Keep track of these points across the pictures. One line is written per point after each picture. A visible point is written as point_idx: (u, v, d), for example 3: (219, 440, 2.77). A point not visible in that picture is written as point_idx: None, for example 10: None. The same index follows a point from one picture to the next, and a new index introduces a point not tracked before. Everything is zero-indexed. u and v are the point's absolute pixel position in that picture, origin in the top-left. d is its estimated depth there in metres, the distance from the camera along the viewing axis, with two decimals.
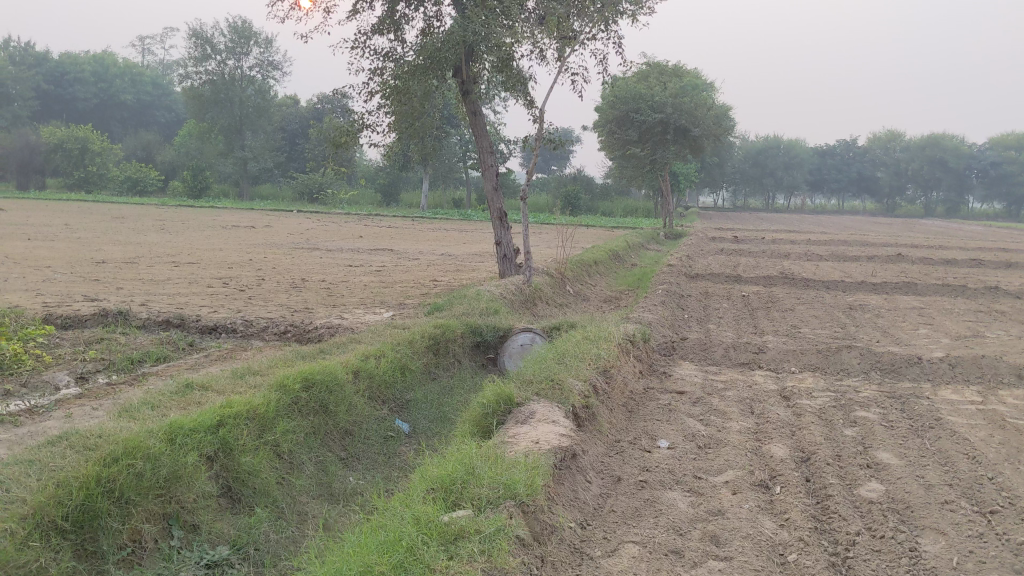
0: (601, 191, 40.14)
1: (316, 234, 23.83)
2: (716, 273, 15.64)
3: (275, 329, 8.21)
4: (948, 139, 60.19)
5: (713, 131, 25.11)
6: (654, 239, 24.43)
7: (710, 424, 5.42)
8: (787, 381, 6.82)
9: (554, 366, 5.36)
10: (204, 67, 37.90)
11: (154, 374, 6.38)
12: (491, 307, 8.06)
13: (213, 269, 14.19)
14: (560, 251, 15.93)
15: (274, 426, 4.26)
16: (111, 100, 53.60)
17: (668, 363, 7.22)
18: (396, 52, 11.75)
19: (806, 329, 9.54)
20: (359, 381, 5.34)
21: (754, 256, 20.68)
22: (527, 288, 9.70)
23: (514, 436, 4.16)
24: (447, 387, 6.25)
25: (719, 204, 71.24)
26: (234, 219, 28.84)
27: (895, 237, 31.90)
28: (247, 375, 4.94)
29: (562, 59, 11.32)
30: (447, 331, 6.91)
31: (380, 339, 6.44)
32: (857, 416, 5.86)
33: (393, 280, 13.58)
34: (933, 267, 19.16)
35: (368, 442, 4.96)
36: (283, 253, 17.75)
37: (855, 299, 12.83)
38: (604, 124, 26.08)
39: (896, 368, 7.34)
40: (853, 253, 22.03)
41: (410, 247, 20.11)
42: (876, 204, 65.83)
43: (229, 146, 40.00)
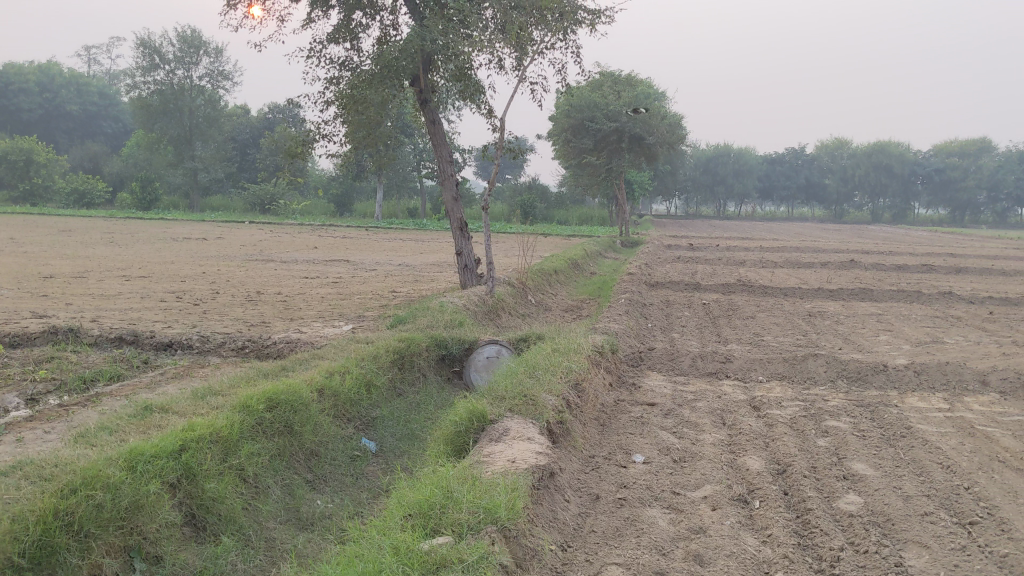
0: (556, 200, 40.19)
1: (269, 245, 23.49)
2: (675, 281, 15.67)
3: (232, 345, 8.01)
4: (892, 146, 61.32)
5: (667, 140, 25.24)
6: (611, 247, 24.46)
7: (684, 437, 5.35)
8: (755, 391, 6.78)
9: (524, 380, 5.25)
10: (152, 77, 37.17)
11: (109, 395, 6.15)
12: (455, 319, 7.93)
13: (165, 282, 13.87)
14: (519, 260, 15.84)
15: (238, 450, 4.09)
16: (56, 111, 52.53)
17: (636, 374, 7.14)
18: (353, 60, 11.60)
19: (769, 338, 9.54)
20: (325, 399, 5.18)
21: (710, 264, 20.78)
22: (490, 299, 9.58)
23: (489, 455, 4.04)
24: (414, 403, 6.11)
25: (672, 211, 71.78)
26: (185, 231, 28.34)
27: (846, 243, 32.34)
28: (207, 395, 4.76)
29: (520, 69, 11.25)
30: (412, 345, 6.77)
31: (343, 354, 6.27)
32: (829, 426, 5.82)
33: (351, 292, 13.38)
34: (886, 272, 19.41)
35: (335, 463, 4.80)
36: (237, 265, 17.44)
37: (814, 306, 12.91)
38: (559, 133, 26.08)
39: (862, 376, 7.34)
40: (807, 260, 22.24)
41: (366, 258, 19.90)
42: (824, 211, 66.80)
43: (179, 157, 39.33)
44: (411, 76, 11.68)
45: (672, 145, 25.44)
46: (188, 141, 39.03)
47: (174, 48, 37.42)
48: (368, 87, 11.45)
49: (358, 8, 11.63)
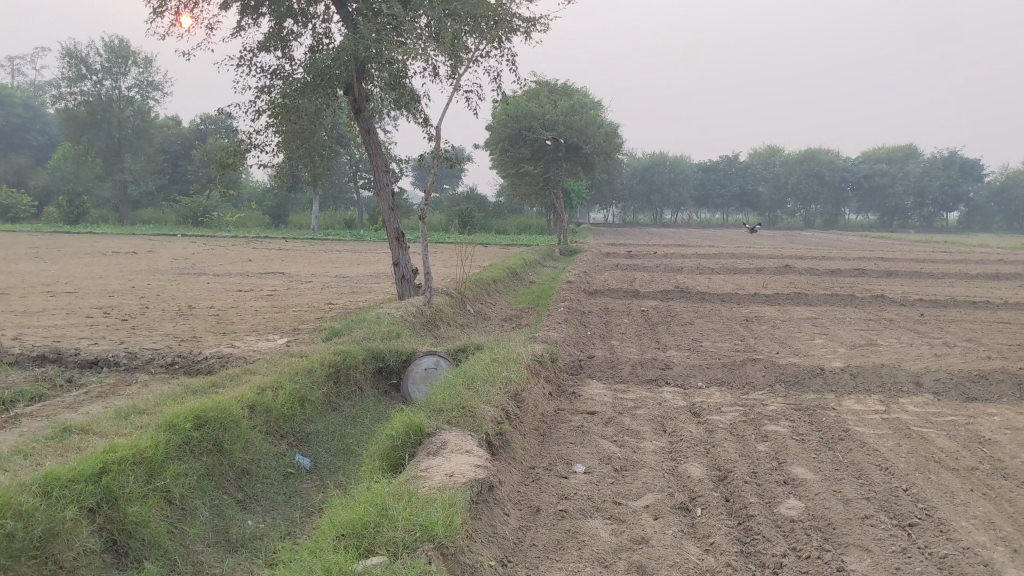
0: (494, 209, 40.17)
1: (202, 258, 23.03)
2: (613, 289, 15.69)
3: (162, 361, 7.77)
4: (822, 153, 62.53)
5: (604, 148, 25.36)
6: (549, 256, 24.48)
7: (625, 445, 5.29)
8: (695, 397, 6.76)
9: (462, 392, 5.14)
10: (79, 88, 35.98)
11: (29, 415, 5.88)
12: (392, 330, 7.79)
13: (92, 298, 13.46)
14: (458, 269, 15.73)
15: (163, 471, 3.91)
16: None
17: (576, 383, 7.08)
18: (285, 69, 11.38)
19: (707, 343, 9.57)
20: (257, 416, 5.02)
21: (648, 271, 20.91)
22: (428, 309, 9.46)
23: (426, 470, 3.92)
24: (350, 417, 5.96)
25: (609, 220, 72.31)
26: (114, 245, 27.66)
27: (779, 249, 32.84)
28: (131, 415, 4.56)
29: (455, 77, 11.17)
30: (348, 357, 6.61)
31: (276, 368, 6.09)
32: (768, 430, 5.82)
33: (286, 305, 13.13)
34: (819, 277, 19.72)
35: (267, 482, 4.64)
36: (168, 279, 17.04)
37: (751, 311, 13.03)
38: (495, 142, 26.06)
39: (800, 380, 7.38)
40: (742, 266, 22.51)
41: (302, 270, 19.61)
42: (758, 217, 67.89)
43: (108, 169, 38.42)
44: (345, 85, 11.52)
45: (609, 153, 25.59)
46: (117, 153, 38.14)
47: (101, 58, 36.54)
48: (301, 96, 11.26)
49: (289, 15, 11.43)
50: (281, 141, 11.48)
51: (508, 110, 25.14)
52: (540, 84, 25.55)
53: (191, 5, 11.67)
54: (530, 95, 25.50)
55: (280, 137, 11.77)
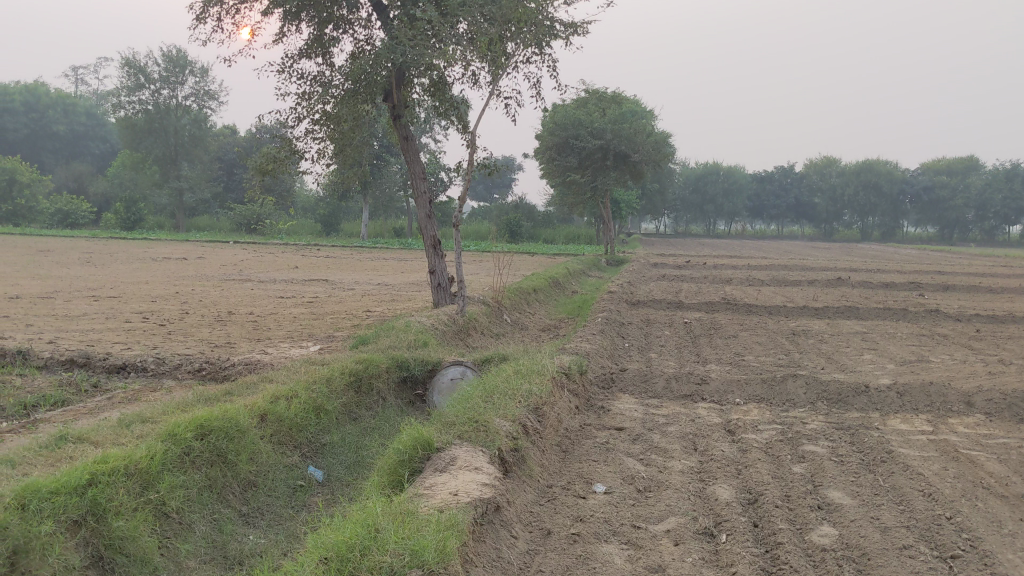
0: (544, 219, 39.97)
1: (249, 265, 23.14)
2: (658, 300, 15.37)
3: (189, 367, 7.68)
4: (880, 164, 61.16)
5: (653, 157, 25.03)
6: (596, 266, 24.18)
7: (652, 463, 5.05)
8: (730, 414, 6.47)
9: (480, 404, 4.93)
10: (138, 97, 36.66)
11: (46, 420, 5.80)
12: (420, 339, 7.61)
13: (135, 303, 13.52)
14: (500, 277, 15.55)
15: (160, 483, 3.76)
16: (42, 131, 52.29)
17: (607, 396, 6.82)
18: (325, 75, 11.27)
19: (749, 357, 9.25)
20: (268, 425, 4.87)
21: (695, 282, 20.50)
22: (461, 318, 9.29)
23: (430, 487, 3.72)
24: (368, 428, 5.79)
25: (661, 230, 71.65)
26: (166, 251, 27.97)
27: (834, 261, 32.06)
28: (135, 423, 4.41)
29: (495, 84, 11.01)
30: (370, 366, 6.45)
31: (295, 376, 5.94)
32: (806, 450, 5.53)
33: (325, 312, 13.06)
34: (873, 290, 19.17)
35: (274, 495, 4.48)
36: (212, 285, 17.11)
37: (799, 325, 12.61)
38: (543, 151, 25.86)
39: (842, 398, 7.04)
40: (793, 278, 22.01)
41: (346, 277, 19.59)
42: (813, 229, 66.62)
43: (164, 176, 38.96)
44: (385, 91, 11.39)
45: (658, 163, 25.22)
46: (173, 161, 38.66)
47: (160, 67, 37.09)
48: (343, 102, 11.17)
49: (330, 22, 11.35)
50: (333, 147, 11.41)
51: (557, 118, 24.92)
52: (589, 93, 25.29)
53: (233, 12, 11.66)
54: (579, 104, 25.25)
55: (330, 144, 11.70)
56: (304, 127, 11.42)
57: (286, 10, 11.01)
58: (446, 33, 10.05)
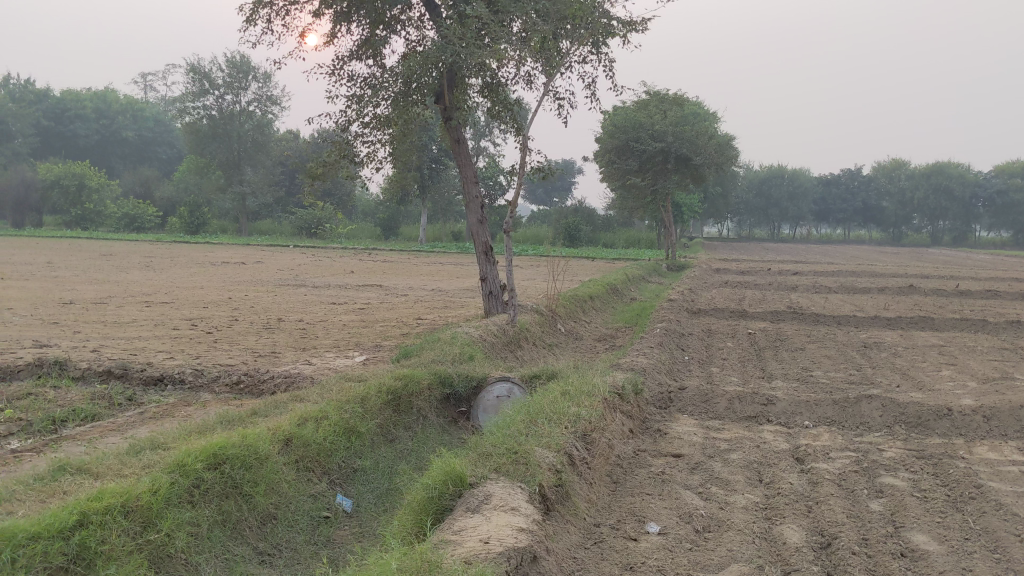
0: (604, 223, 39.35)
1: (307, 269, 23.07)
2: (720, 308, 14.78)
3: (226, 380, 7.38)
4: (952, 167, 58.97)
5: (716, 160, 24.31)
6: (657, 272, 23.54)
7: (712, 498, 4.58)
8: (799, 440, 5.95)
9: (520, 431, 4.50)
10: (202, 102, 37.07)
11: (71, 439, 5.52)
12: (466, 353, 7.22)
13: (187, 309, 13.38)
14: (555, 284, 15.12)
15: (162, 521, 3.41)
16: (112, 137, 53.26)
17: (664, 418, 6.35)
18: (376, 77, 10.91)
19: (818, 373, 8.68)
20: (294, 450, 4.50)
21: (759, 289, 19.81)
22: (511, 329, 8.90)
23: (460, 532, 3.32)
24: (405, 451, 5.41)
25: (725, 233, 70.43)
26: (227, 255, 28.09)
27: (904, 266, 30.83)
28: (147, 449, 4.08)
29: (549, 85, 10.60)
30: (410, 383, 6.08)
31: (328, 393, 5.55)
32: (883, 484, 5.00)
33: (375, 319, 12.78)
34: (949, 299, 18.26)
35: (296, 528, 4.10)
36: (267, 290, 16.96)
37: (871, 336, 11.91)
38: (603, 154, 25.36)
39: (922, 421, 6.43)
40: (862, 285, 21.14)
41: (400, 283, 19.33)
42: (881, 234, 64.72)
43: (228, 180, 39.29)
44: (436, 92, 11.01)
45: (720, 165, 24.55)
46: (237, 165, 38.96)
47: (224, 73, 37.36)
48: (395, 104, 10.83)
49: (382, 23, 11.00)
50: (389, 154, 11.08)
51: (616, 120, 24.44)
52: (650, 95, 24.74)
53: (284, 13, 11.42)
54: (639, 106, 24.73)
55: (386, 148, 11.34)
56: (357, 131, 11.08)
57: (336, 11, 10.69)
58: (499, 32, 9.68)
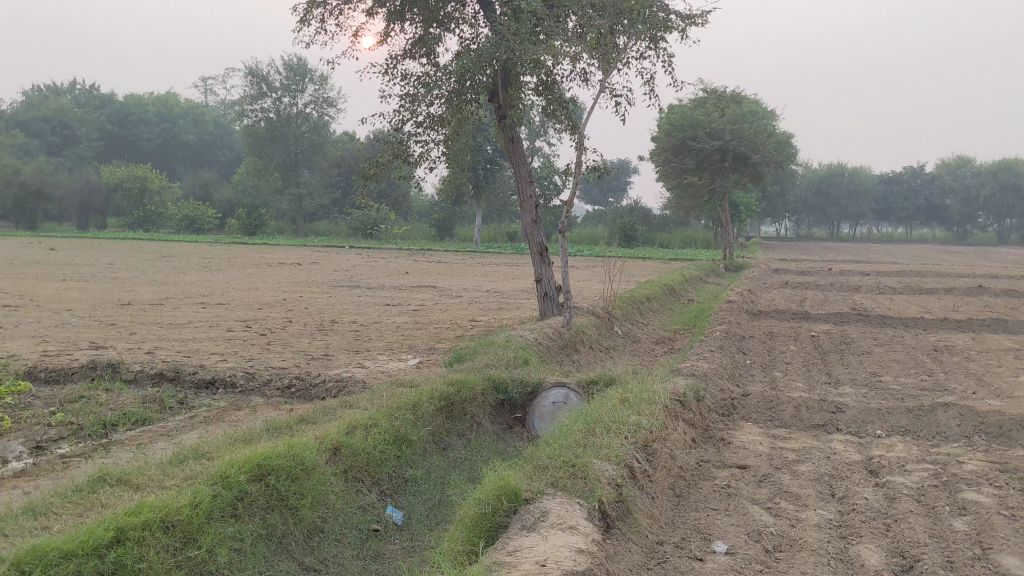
0: (659, 223, 38.93)
1: (361, 270, 23.08)
2: (781, 309, 14.37)
3: (278, 383, 7.27)
4: (1020, 164, 57.21)
5: (775, 158, 23.79)
6: (714, 272, 23.12)
7: (782, 515, 4.31)
8: (872, 450, 5.64)
9: (578, 442, 4.28)
10: (260, 105, 37.45)
11: (121, 444, 5.44)
12: (521, 357, 7.01)
13: (242, 310, 13.39)
14: (611, 285, 14.86)
15: (203, 538, 3.26)
16: (174, 141, 54.15)
17: (727, 426, 6.08)
18: (429, 76, 10.76)
19: (888, 379, 8.30)
20: (343, 459, 4.34)
21: (821, 290, 19.31)
22: (567, 332, 8.69)
23: (514, 553, 3.11)
24: (458, 460, 5.22)
25: (783, 233, 69.29)
26: (283, 256, 28.28)
27: (972, 266, 29.84)
28: (191, 459, 3.95)
29: (606, 81, 10.35)
30: (463, 389, 5.90)
31: (379, 400, 5.38)
32: (965, 500, 4.67)
33: (429, 321, 12.65)
34: (1021, 300, 17.57)
35: (344, 543, 3.93)
36: (321, 291, 16.95)
37: (941, 340, 11.43)
38: (660, 153, 24.99)
39: (1004, 431, 6.06)
40: (929, 286, 20.49)
41: (455, 283, 19.24)
42: (945, 233, 63.08)
43: (285, 182, 39.63)
44: (489, 91, 10.80)
45: (780, 164, 24.03)
46: (294, 167, 39.28)
47: (281, 76, 37.69)
48: (449, 102, 10.65)
49: (436, 20, 10.85)
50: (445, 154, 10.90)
51: (673, 118, 24.08)
52: (707, 92, 24.33)
53: (337, 13, 11.33)
54: (697, 104, 24.33)
55: (441, 147, 11.17)
56: (411, 131, 10.94)
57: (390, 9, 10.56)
58: (554, 29, 9.47)
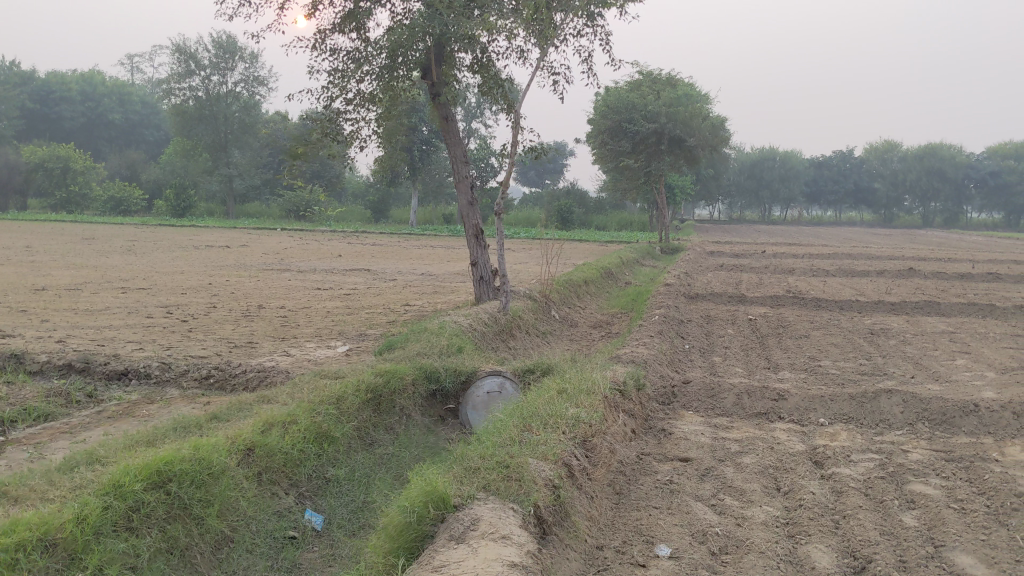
0: (596, 205, 38.86)
1: (291, 253, 22.47)
2: (717, 292, 14.28)
3: (195, 374, 6.86)
4: (945, 148, 58.60)
5: (710, 141, 23.76)
6: (651, 255, 23.04)
7: (727, 512, 4.08)
8: (816, 440, 5.46)
9: (511, 440, 3.97)
10: (188, 83, 36.25)
11: (17, 443, 4.99)
12: (453, 344, 6.70)
13: (164, 295, 12.81)
14: (548, 268, 14.62)
15: (89, 556, 2.89)
16: (98, 120, 52.35)
17: (667, 416, 5.85)
18: (359, 50, 10.29)
19: (828, 363, 8.19)
20: (257, 460, 3.99)
21: (755, 272, 19.35)
22: (503, 317, 8.40)
23: (440, 569, 2.80)
24: (385, 457, 4.90)
25: (715, 215, 69.92)
26: (211, 239, 27.47)
27: (900, 249, 30.34)
28: (82, 465, 3.56)
29: (543, 59, 10.07)
30: (392, 380, 5.57)
31: (299, 393, 5.02)
32: (913, 492, 4.50)
33: (361, 305, 12.25)
34: (949, 282, 17.81)
35: (257, 554, 3.58)
36: (249, 275, 16.38)
37: (876, 322, 11.43)
38: (596, 135, 24.77)
39: (947, 418, 5.94)
40: (860, 268, 20.69)
41: (388, 267, 18.80)
42: (874, 216, 64.37)
43: (215, 163, 38.63)
44: (422, 68, 10.36)
45: (714, 146, 24.06)
46: (224, 147, 38.29)
47: (209, 53, 36.53)
48: (380, 78, 10.20)
49: None
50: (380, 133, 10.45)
51: (609, 100, 23.84)
52: (643, 74, 24.13)
53: None
54: (633, 86, 24.13)
55: (376, 126, 10.71)
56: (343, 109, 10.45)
57: None
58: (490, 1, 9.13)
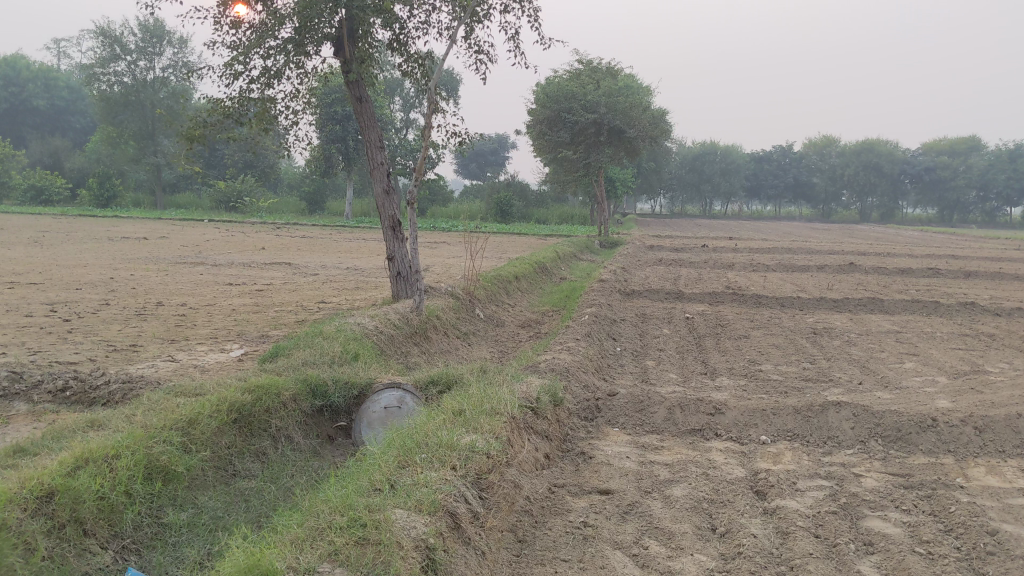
0: (536, 198, 38.09)
1: (212, 245, 21.24)
2: (654, 288, 13.62)
3: (48, 386, 5.88)
4: (882, 144, 59.04)
5: (650, 133, 23.08)
6: (588, 248, 22.35)
7: (650, 567, 3.32)
8: (757, 463, 4.74)
9: (375, 488, 3.15)
10: (112, 69, 34.47)
11: None
12: (350, 352, 5.88)
13: (55, 291, 11.68)
14: (477, 263, 13.84)
15: None
16: (22, 106, 50.09)
17: (589, 435, 5.11)
18: (265, 24, 9.21)
19: (769, 367, 7.54)
20: (57, 510, 3.14)
21: (694, 267, 18.75)
22: (416, 318, 7.56)
23: None
24: (244, 494, 4.06)
25: (656, 210, 69.70)
26: (131, 229, 25.98)
27: (840, 243, 30.14)
28: None
29: (467, 35, 9.28)
30: (267, 397, 4.72)
31: (140, 416, 4.15)
32: (872, 532, 3.80)
33: (272, 302, 11.33)
34: (891, 278, 17.39)
35: None
36: (158, 268, 15.28)
37: (818, 321, 10.84)
38: (534, 125, 23.84)
39: (902, 435, 5.28)
40: (801, 262, 20.27)
41: (313, 260, 17.78)
42: (812, 211, 64.75)
43: (141, 151, 37.08)
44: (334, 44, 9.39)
45: (655, 138, 23.43)
46: (151, 136, 36.72)
47: (136, 37, 34.79)
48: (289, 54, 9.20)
49: None
50: (293, 115, 9.44)
51: (548, 89, 23.01)
52: (583, 65, 23.42)
53: None
54: (572, 76, 23.44)
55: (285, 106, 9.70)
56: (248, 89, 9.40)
57: None
58: None
